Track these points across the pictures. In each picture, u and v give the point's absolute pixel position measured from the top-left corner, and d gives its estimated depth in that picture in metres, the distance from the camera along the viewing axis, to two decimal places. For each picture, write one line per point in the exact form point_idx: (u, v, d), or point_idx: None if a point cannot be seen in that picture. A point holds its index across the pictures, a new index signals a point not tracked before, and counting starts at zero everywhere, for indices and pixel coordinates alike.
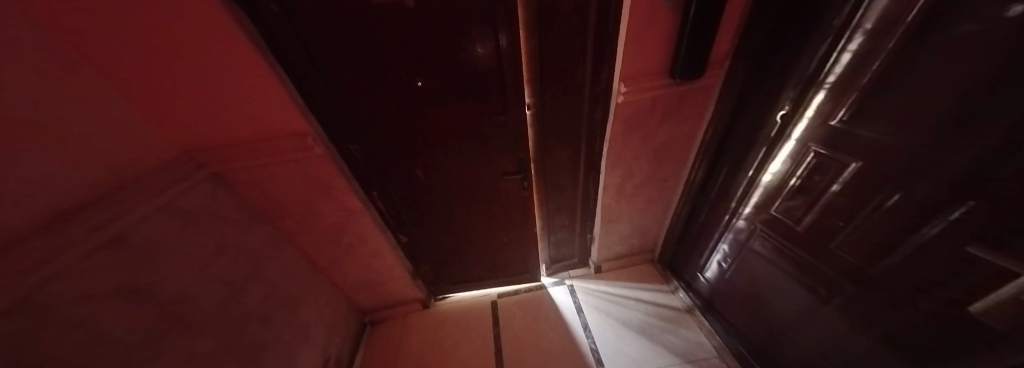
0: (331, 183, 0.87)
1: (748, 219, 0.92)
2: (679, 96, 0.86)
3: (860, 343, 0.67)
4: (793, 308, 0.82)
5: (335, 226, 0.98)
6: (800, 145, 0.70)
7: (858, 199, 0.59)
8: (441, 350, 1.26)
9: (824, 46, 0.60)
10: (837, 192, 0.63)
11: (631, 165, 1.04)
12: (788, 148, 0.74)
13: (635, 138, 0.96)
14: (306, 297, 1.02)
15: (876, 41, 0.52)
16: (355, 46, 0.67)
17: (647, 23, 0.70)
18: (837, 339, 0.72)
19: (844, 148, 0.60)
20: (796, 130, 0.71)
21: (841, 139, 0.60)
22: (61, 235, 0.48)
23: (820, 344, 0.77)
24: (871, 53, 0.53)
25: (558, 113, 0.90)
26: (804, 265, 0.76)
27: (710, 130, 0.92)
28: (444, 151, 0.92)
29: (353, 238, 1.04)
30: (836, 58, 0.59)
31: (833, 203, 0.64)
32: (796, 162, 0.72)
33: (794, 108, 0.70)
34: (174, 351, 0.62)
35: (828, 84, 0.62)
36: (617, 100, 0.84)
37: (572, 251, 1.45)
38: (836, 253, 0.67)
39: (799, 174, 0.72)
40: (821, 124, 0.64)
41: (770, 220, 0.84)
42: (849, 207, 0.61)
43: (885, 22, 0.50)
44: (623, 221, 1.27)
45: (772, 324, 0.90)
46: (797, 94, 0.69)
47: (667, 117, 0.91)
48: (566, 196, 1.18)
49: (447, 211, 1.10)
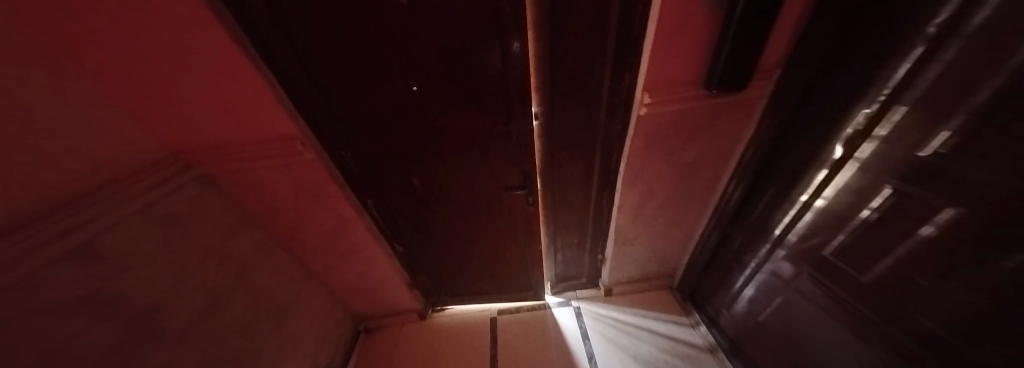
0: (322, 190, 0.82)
1: (791, 252, 0.77)
2: (713, 111, 0.74)
3: None
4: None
5: (328, 233, 0.94)
6: (868, 175, 0.56)
7: (957, 255, 0.44)
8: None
9: (913, 54, 0.46)
10: (929, 242, 0.47)
11: (651, 185, 0.92)
12: (852, 173, 0.59)
13: (657, 155, 0.84)
14: (294, 304, 0.99)
15: (982, 53, 0.37)
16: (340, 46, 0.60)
17: (680, 27, 0.59)
18: None
19: (934, 187, 0.45)
20: (862, 152, 0.56)
21: (936, 173, 0.45)
22: (41, 231, 0.46)
23: None
24: (980, 69, 0.38)
25: (570, 124, 0.80)
26: (868, 320, 0.61)
27: (751, 147, 0.80)
28: (444, 160, 0.84)
29: (347, 246, 0.99)
30: (925, 68, 0.45)
31: (922, 255, 0.49)
32: (863, 194, 0.57)
33: (864, 128, 0.56)
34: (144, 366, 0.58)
35: (910, 99, 0.47)
36: (638, 112, 0.73)
37: (581, 270, 1.33)
38: (919, 320, 0.51)
39: (872, 206, 0.55)
40: (906, 153, 0.49)
41: (823, 261, 0.68)
42: (944, 262, 0.46)
43: (1000, 29, 0.35)
44: (639, 244, 1.14)
45: None
46: (869, 111, 0.54)
47: (698, 133, 0.78)
48: (576, 213, 1.08)
49: (446, 223, 1.03)
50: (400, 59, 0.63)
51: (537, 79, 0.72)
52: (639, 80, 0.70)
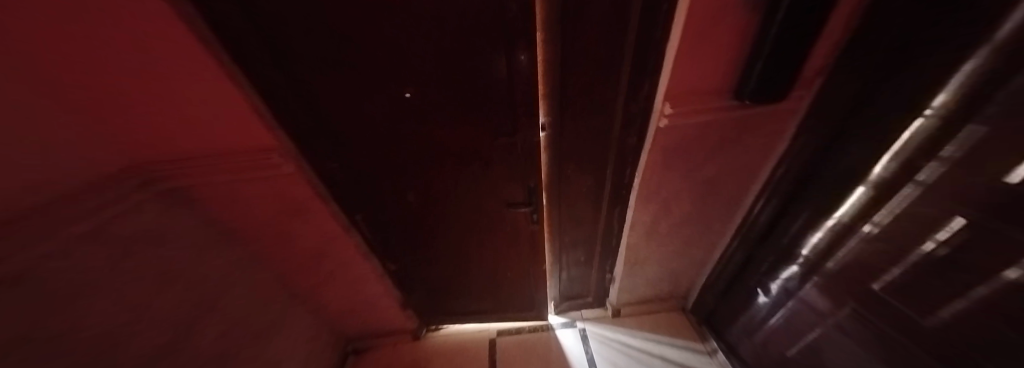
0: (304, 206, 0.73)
1: (830, 280, 0.67)
2: (742, 123, 0.66)
3: None
4: None
5: (312, 251, 0.85)
6: (934, 201, 0.46)
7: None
8: None
9: (982, 61, 0.38)
10: (995, 293, 0.40)
11: (668, 202, 0.84)
12: (914, 196, 0.49)
13: (675, 170, 0.76)
14: (273, 328, 0.89)
15: None
16: (320, 51, 0.51)
17: (711, 28, 0.51)
18: None
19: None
20: (928, 173, 0.47)
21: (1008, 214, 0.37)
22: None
23: None
24: None
25: (580, 135, 0.73)
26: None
27: (783, 166, 0.72)
28: (440, 174, 0.76)
29: (334, 264, 0.91)
30: (1010, 76, 0.35)
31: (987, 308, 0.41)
32: (927, 223, 0.47)
33: (931, 144, 0.46)
34: None
35: (991, 113, 0.37)
36: (657, 124, 0.66)
37: (586, 289, 1.25)
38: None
39: (940, 238, 0.46)
40: (988, 180, 0.39)
41: (871, 297, 0.59)
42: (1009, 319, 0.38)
43: None
44: (651, 263, 1.06)
45: None
46: (939, 126, 0.44)
47: (722, 147, 0.71)
48: (583, 230, 1.00)
49: (442, 240, 0.95)
50: (394, 65, 0.55)
51: (545, 86, 0.64)
52: (660, 88, 0.62)
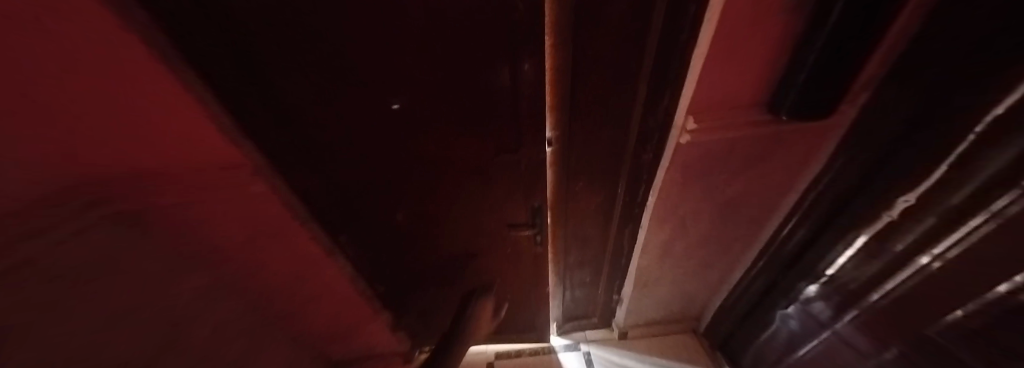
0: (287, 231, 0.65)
1: (873, 316, 0.58)
2: (773, 140, 0.59)
3: None
4: None
5: (292, 276, 0.76)
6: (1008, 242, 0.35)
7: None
8: None
9: None
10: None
11: (684, 223, 0.78)
12: (987, 229, 0.38)
13: (695, 190, 0.69)
14: None
15: None
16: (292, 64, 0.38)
17: (748, 36, 0.44)
18: None
19: None
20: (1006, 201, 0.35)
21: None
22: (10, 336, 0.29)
23: None
24: None
25: (591, 152, 0.66)
26: None
27: (820, 186, 0.65)
28: (439, 193, 0.69)
29: (318, 289, 0.82)
30: None
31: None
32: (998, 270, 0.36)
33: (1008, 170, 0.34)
34: None
35: None
36: (677, 141, 0.59)
37: (591, 309, 1.17)
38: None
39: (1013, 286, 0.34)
40: None
41: (916, 342, 0.50)
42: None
43: None
44: (663, 285, 0.99)
45: None
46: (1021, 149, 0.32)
47: (749, 165, 0.64)
48: (590, 251, 0.93)
49: (437, 261, 0.87)
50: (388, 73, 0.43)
51: (554, 97, 0.58)
52: (681, 102, 0.55)
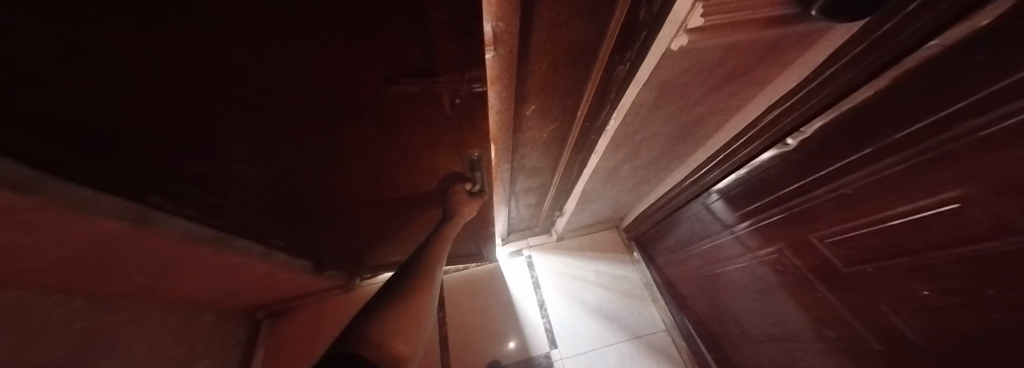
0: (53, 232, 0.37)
1: (751, 225, 0.75)
2: (772, 46, 0.47)
3: (808, 342, 0.68)
4: (749, 305, 0.83)
5: (98, 266, 0.49)
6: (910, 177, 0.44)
7: (943, 285, 0.43)
8: None
9: None
10: (930, 302, 0.45)
11: (638, 146, 0.72)
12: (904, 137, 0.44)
13: (662, 112, 0.59)
14: (107, 348, 0.62)
15: None
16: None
17: None
18: (792, 337, 0.72)
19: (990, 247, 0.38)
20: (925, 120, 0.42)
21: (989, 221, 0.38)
22: None
23: (774, 345, 0.77)
24: None
25: (553, 64, 0.45)
26: (796, 278, 0.67)
27: (775, 113, 0.60)
28: (338, 152, 0.45)
29: (161, 267, 0.57)
30: None
31: (896, 280, 0.49)
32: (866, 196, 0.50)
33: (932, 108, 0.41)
34: None
35: None
36: (669, 45, 0.41)
37: (534, 222, 1.23)
38: (873, 331, 0.55)
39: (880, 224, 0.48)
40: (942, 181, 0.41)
41: (805, 244, 0.63)
42: (916, 309, 0.47)
43: None
44: (601, 201, 1.04)
45: (721, 309, 0.93)
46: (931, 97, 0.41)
47: (730, 79, 0.54)
48: (539, 177, 0.85)
49: (351, 216, 0.69)
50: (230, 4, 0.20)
51: None
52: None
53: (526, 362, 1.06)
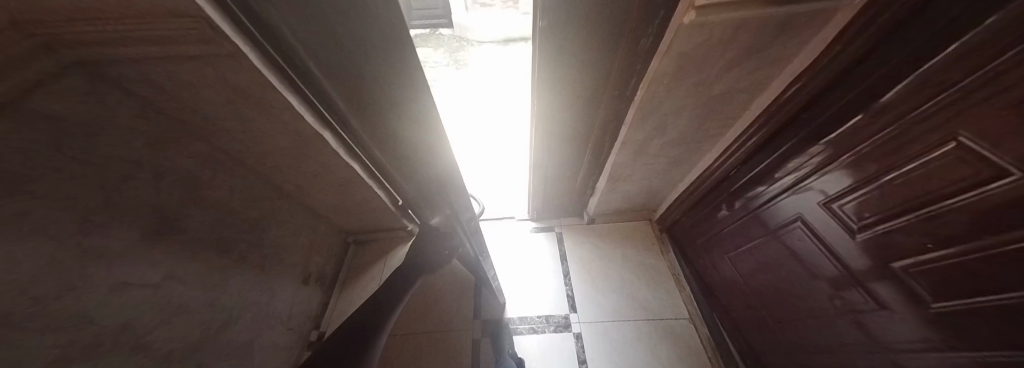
0: (281, 122, 0.66)
1: (777, 195, 0.80)
2: (786, 24, 0.55)
3: (834, 319, 0.68)
4: (773, 287, 0.84)
5: (288, 153, 0.79)
6: (928, 134, 0.47)
7: (946, 235, 0.47)
8: (421, 299, 1.25)
9: None
10: (940, 257, 0.48)
11: (666, 119, 0.82)
12: (927, 97, 0.47)
13: (686, 83, 0.69)
14: (271, 218, 0.95)
15: None
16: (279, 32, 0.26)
17: None
18: (819, 317, 0.72)
19: (986, 195, 0.41)
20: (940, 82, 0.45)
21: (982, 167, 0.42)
22: None
23: (803, 328, 0.77)
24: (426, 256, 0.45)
25: (589, 30, 0.63)
26: (817, 251, 0.69)
27: (795, 86, 0.67)
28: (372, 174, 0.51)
29: (315, 167, 0.87)
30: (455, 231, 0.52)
31: (904, 238, 0.52)
32: (875, 156, 0.55)
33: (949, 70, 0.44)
34: (105, 289, 0.53)
35: None
36: (681, 20, 0.52)
37: (569, 199, 1.38)
38: (888, 295, 0.56)
39: (886, 178, 0.54)
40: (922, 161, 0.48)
41: (823, 213, 0.67)
42: (923, 265, 0.50)
43: None
44: (632, 180, 1.14)
45: (749, 299, 0.94)
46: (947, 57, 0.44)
47: (748, 55, 0.62)
48: (574, 145, 1.02)
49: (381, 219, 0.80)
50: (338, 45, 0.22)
51: None
52: None
53: (546, 318, 1.18)
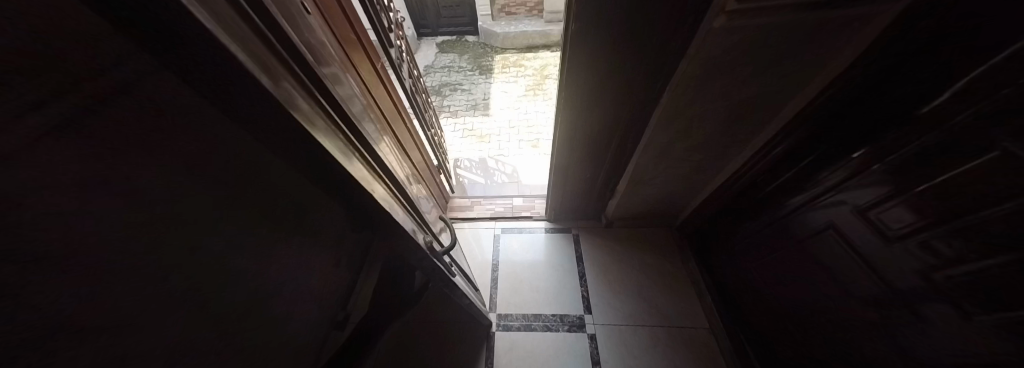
0: None
1: (805, 202, 0.78)
2: (823, 28, 0.55)
3: (864, 333, 0.66)
4: (801, 298, 0.82)
5: None
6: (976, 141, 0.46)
7: (990, 245, 0.45)
8: None
9: None
10: (983, 268, 0.46)
11: (692, 123, 0.83)
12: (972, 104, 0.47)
13: (717, 86, 0.70)
14: None
15: None
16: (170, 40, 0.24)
17: None
18: (847, 330, 0.70)
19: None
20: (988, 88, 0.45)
21: None
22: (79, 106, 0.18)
23: (827, 342, 0.76)
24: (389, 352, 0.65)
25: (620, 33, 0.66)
26: (846, 261, 0.68)
27: (828, 92, 0.66)
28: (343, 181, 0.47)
29: None
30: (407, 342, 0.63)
31: (946, 248, 0.50)
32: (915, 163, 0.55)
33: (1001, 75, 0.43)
34: None
35: None
36: (711, 24, 0.54)
37: (587, 201, 1.38)
38: (928, 309, 0.54)
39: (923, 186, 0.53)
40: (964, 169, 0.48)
41: (852, 222, 0.66)
42: (965, 276, 0.48)
43: None
44: (653, 184, 1.13)
45: (774, 311, 0.92)
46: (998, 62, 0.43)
47: (781, 59, 0.62)
48: (597, 146, 1.04)
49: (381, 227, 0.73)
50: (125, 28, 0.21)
51: None
52: None
53: (561, 317, 1.19)
